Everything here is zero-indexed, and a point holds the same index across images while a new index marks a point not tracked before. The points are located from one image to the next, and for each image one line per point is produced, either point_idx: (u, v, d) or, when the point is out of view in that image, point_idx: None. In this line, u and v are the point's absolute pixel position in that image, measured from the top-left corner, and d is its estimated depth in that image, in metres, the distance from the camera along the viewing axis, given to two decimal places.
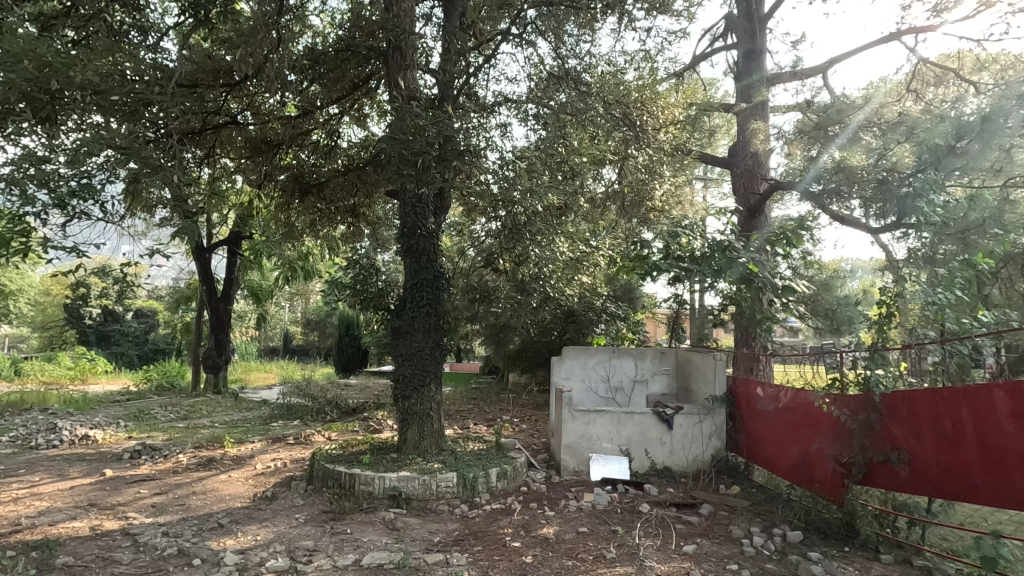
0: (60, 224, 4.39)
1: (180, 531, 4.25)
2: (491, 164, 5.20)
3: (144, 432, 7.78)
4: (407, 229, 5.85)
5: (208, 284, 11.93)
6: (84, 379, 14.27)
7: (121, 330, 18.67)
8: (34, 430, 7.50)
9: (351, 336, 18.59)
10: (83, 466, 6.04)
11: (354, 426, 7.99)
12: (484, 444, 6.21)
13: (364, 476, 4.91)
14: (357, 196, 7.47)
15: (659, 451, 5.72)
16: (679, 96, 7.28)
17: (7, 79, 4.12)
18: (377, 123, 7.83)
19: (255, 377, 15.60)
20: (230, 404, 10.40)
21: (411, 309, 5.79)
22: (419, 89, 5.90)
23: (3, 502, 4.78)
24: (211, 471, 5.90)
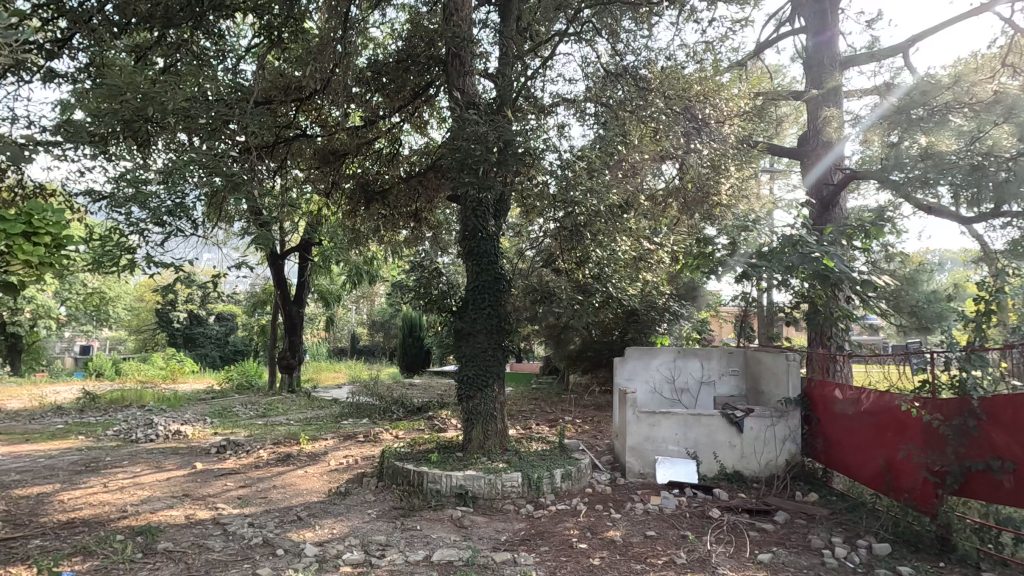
0: (160, 241, 4.87)
1: (264, 522, 4.52)
2: (550, 165, 5.21)
3: (229, 428, 8.33)
4: (468, 232, 5.95)
5: (282, 289, 12.61)
6: (174, 378, 15.43)
7: (206, 333, 20.05)
8: (134, 425, 8.18)
9: (414, 336, 19.12)
10: (177, 459, 6.54)
11: (420, 425, 8.21)
12: (547, 445, 6.22)
13: (431, 474, 5.04)
14: (419, 201, 7.68)
15: (728, 455, 5.54)
16: (745, 85, 6.97)
17: (112, 110, 4.55)
18: (437, 129, 8.01)
19: (326, 377, 16.34)
20: (304, 403, 10.96)
21: (473, 310, 5.89)
22: (478, 94, 5.99)
23: (111, 490, 5.26)
24: (289, 466, 6.23)
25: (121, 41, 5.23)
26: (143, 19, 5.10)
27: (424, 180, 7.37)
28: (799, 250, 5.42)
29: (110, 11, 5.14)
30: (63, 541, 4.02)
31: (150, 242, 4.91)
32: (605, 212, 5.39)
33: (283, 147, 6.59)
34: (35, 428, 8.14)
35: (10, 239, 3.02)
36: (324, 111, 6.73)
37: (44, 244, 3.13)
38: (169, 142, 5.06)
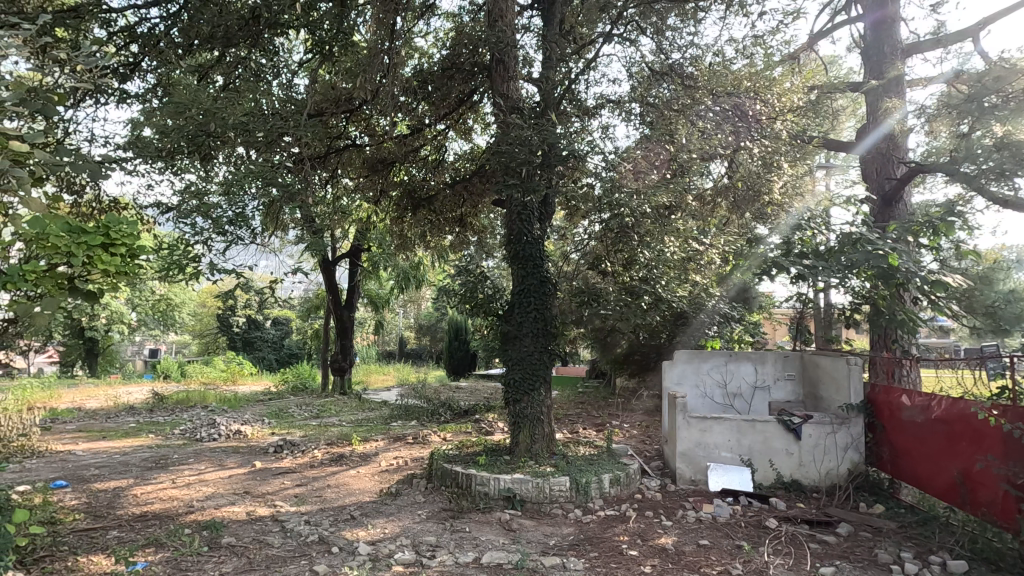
0: (222, 248, 5.18)
1: (319, 521, 4.67)
2: (595, 167, 5.17)
3: (285, 429, 8.66)
4: (513, 236, 5.98)
5: (333, 294, 13.02)
6: (233, 380, 16.18)
7: (262, 337, 20.93)
8: (199, 424, 8.63)
9: (460, 340, 19.32)
10: (238, 457, 6.85)
11: (468, 427, 8.29)
12: (595, 450, 6.16)
13: (479, 477, 5.07)
14: (464, 206, 7.79)
15: (785, 463, 5.33)
16: (798, 79, 6.71)
17: (179, 125, 4.83)
18: (481, 134, 8.09)
19: (375, 380, 16.74)
20: (355, 405, 11.27)
21: (519, 314, 5.91)
22: (522, 99, 6.02)
23: (179, 486, 5.57)
24: (342, 466, 6.42)
25: (185, 61, 5.54)
26: (205, 40, 5.40)
27: (469, 186, 7.46)
28: (860, 249, 5.17)
29: (174, 35, 5.47)
30: (137, 533, 4.28)
31: (213, 250, 5.25)
32: (653, 214, 5.30)
33: (334, 157, 6.82)
34: (111, 426, 8.71)
35: (91, 250, 3.26)
36: (372, 121, 6.93)
37: (120, 254, 3.35)
38: (229, 155, 5.33)
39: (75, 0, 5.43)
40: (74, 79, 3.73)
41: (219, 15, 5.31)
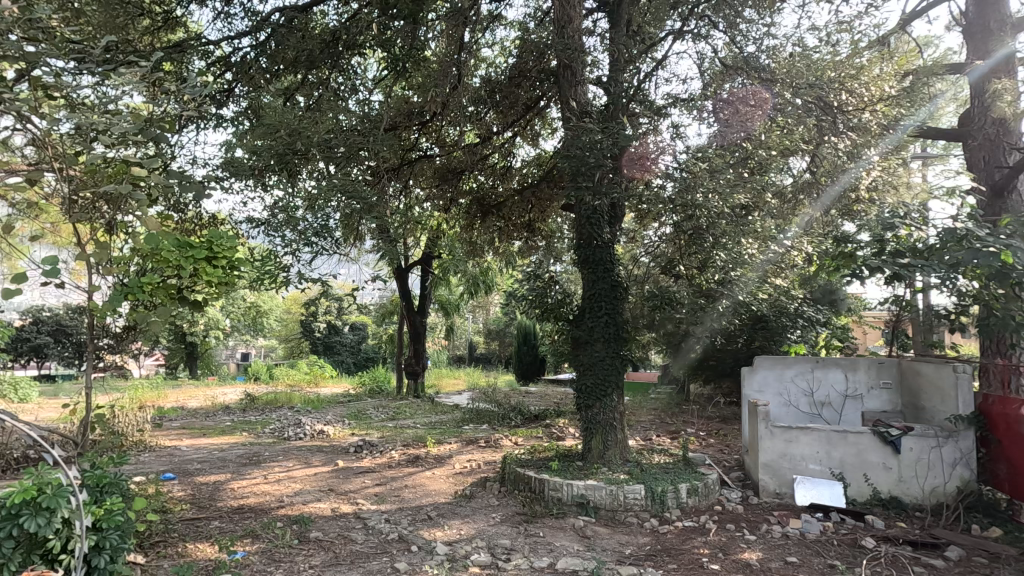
0: (309, 258, 5.40)
1: (398, 519, 4.85)
2: (664, 168, 5.03)
3: (364, 430, 9.04)
4: (583, 241, 5.96)
5: (406, 301, 13.48)
6: (316, 382, 17.09)
7: (342, 341, 22.01)
8: (286, 424, 9.19)
9: (529, 345, 19.43)
10: (322, 456, 7.24)
11: (538, 432, 8.32)
12: (670, 458, 5.99)
13: (552, 482, 5.07)
14: (533, 211, 7.87)
15: (883, 479, 4.95)
16: (889, 65, 6.26)
17: (269, 145, 5.20)
18: (548, 140, 8.14)
19: (446, 384, 17.14)
20: (428, 408, 11.59)
21: (590, 319, 5.87)
22: (590, 103, 5.99)
23: (270, 482, 5.96)
24: (418, 467, 6.62)
25: (273, 84, 5.94)
26: (290, 64, 5.80)
27: (537, 192, 7.57)
28: (967, 246, 4.72)
29: (262, 61, 5.85)
30: (236, 524, 4.62)
31: (300, 260, 5.45)
32: (729, 214, 5.10)
33: (407, 169, 7.00)
34: (210, 424, 9.46)
35: (196, 262, 3.64)
36: (443, 132, 7.14)
37: (221, 267, 3.74)
38: (312, 171, 5.66)
39: (179, 36, 5.98)
40: (181, 108, 4.13)
41: (302, 40, 5.75)
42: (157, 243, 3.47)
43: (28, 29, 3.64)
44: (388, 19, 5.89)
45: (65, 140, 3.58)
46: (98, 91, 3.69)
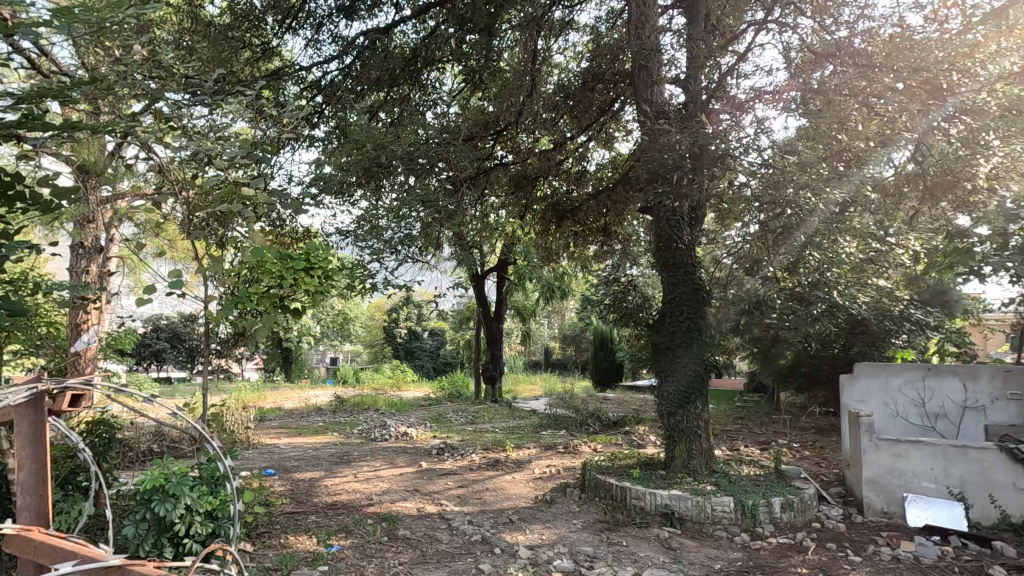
0: (394, 266, 5.79)
1: (481, 522, 4.93)
2: (747, 164, 4.74)
3: (445, 433, 9.30)
4: (663, 244, 5.81)
5: (484, 306, 13.71)
6: (398, 386, 17.79)
7: (421, 346, 22.78)
8: (373, 426, 9.62)
9: (605, 350, 19.11)
10: (407, 457, 7.52)
11: (618, 439, 8.18)
12: (761, 470, 5.69)
13: (635, 490, 4.96)
14: (609, 215, 7.80)
15: (1013, 501, 4.43)
16: (1010, 40, 5.63)
17: (357, 159, 5.50)
18: (623, 142, 8.04)
19: (523, 389, 17.23)
20: (506, 412, 11.71)
21: (671, 324, 5.70)
22: (667, 102, 5.86)
23: (360, 480, 6.26)
24: (499, 470, 6.71)
25: (359, 103, 6.29)
26: (374, 83, 6.13)
27: (613, 195, 7.48)
28: None
29: (348, 82, 6.20)
30: (331, 519, 4.89)
31: (386, 267, 5.83)
32: (823, 210, 4.80)
33: (484, 177, 7.03)
34: (305, 424, 10.09)
35: (296, 273, 3.99)
36: (517, 140, 7.22)
37: (318, 276, 4.07)
38: (395, 184, 5.95)
39: (276, 64, 6.48)
40: (280, 131, 4.47)
41: (385, 60, 6.05)
42: (263, 256, 3.83)
43: (151, 70, 4.10)
44: (463, 34, 6.07)
45: (182, 166, 3.99)
46: (209, 119, 4.09)
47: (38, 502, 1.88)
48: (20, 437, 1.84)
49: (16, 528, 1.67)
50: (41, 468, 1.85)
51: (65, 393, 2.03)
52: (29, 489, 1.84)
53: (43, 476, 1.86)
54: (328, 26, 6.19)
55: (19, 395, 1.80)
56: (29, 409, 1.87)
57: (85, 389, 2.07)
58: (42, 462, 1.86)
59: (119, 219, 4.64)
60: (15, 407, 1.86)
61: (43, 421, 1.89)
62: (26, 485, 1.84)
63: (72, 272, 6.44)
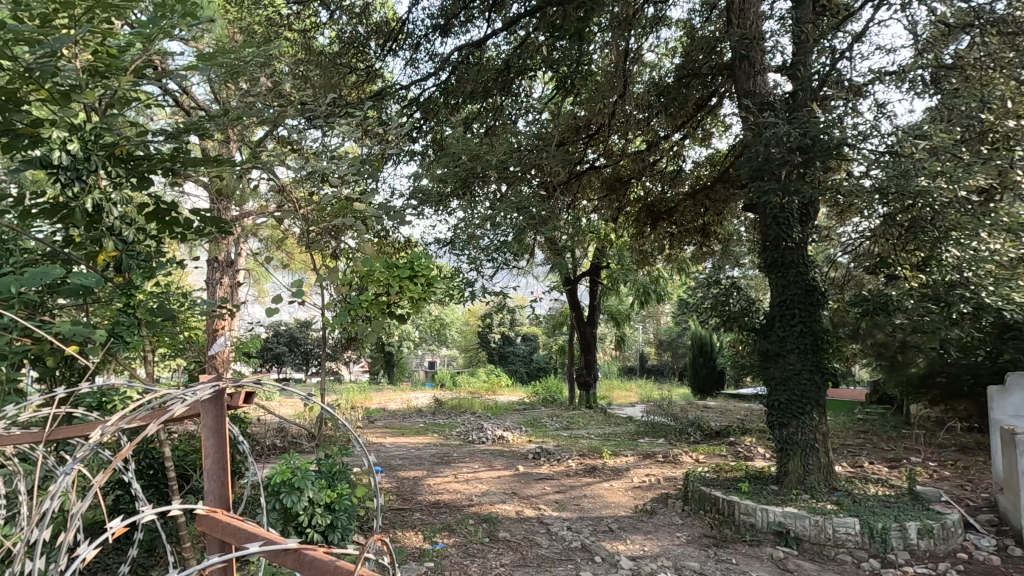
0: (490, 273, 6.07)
1: (581, 528, 4.89)
2: (866, 154, 4.33)
3: (541, 437, 9.34)
4: (770, 243, 5.45)
5: (577, 311, 13.66)
6: (493, 390, 18.14)
7: (515, 351, 23.12)
8: (471, 428, 9.88)
9: (705, 357, 18.24)
10: (504, 460, 7.64)
11: (721, 450, 7.77)
12: (891, 490, 5.15)
13: (744, 506, 4.68)
14: (707, 215, 7.50)
15: None
16: None
17: (456, 170, 5.70)
18: (721, 138, 7.72)
19: (618, 395, 16.90)
20: (601, 419, 11.53)
21: (781, 328, 5.32)
22: (771, 92, 5.53)
23: (461, 481, 6.46)
24: (596, 477, 6.62)
25: (454, 116, 6.53)
26: (468, 96, 6.34)
27: (711, 194, 7.16)
28: None
29: (444, 97, 6.46)
30: (435, 517, 5.09)
31: (483, 274, 6.11)
32: (961, 200, 4.28)
33: (576, 182, 7.02)
34: (408, 425, 10.60)
35: (402, 281, 4.30)
36: (609, 142, 7.12)
37: (421, 283, 4.38)
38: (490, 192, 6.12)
39: (378, 85, 6.90)
40: (385, 148, 4.77)
41: (479, 72, 6.26)
42: (373, 266, 4.15)
43: (275, 99, 4.54)
44: (553, 41, 6.09)
45: (300, 185, 4.36)
46: (324, 141, 4.45)
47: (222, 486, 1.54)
48: (203, 433, 1.49)
49: (204, 508, 1.43)
50: (223, 461, 1.48)
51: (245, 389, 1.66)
52: (213, 476, 1.50)
53: (226, 467, 1.49)
54: (425, 45, 6.51)
55: (203, 391, 1.45)
56: (212, 405, 1.52)
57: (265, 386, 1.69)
58: (226, 454, 1.50)
59: (247, 235, 5.15)
60: (201, 401, 1.53)
61: (227, 416, 1.53)
62: (210, 471, 1.51)
63: (210, 284, 7.26)
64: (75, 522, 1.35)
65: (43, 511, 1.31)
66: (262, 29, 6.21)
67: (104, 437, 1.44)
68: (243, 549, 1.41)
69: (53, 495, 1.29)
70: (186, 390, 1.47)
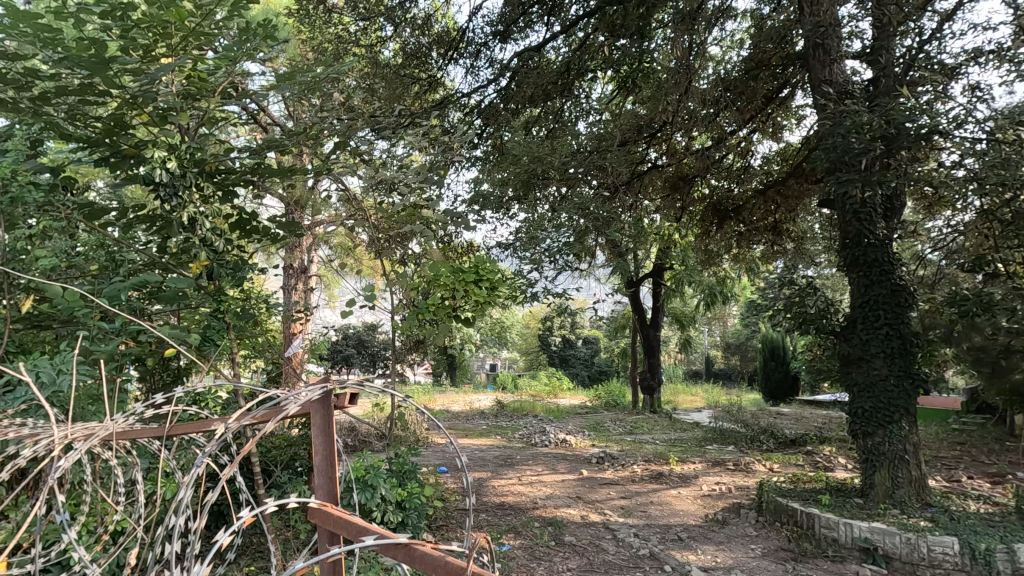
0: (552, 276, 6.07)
1: (648, 536, 4.79)
2: (962, 141, 3.99)
3: (604, 442, 9.22)
4: (851, 241, 5.14)
5: (639, 313, 13.38)
6: (554, 394, 18.09)
7: (576, 354, 22.95)
8: (533, 431, 9.90)
9: (777, 360, 17.39)
10: (568, 464, 7.59)
11: (797, 459, 7.38)
12: (995, 508, 4.71)
13: (825, 519, 4.43)
14: (778, 212, 7.17)
15: None
16: None
17: (517, 173, 5.74)
18: (793, 131, 7.38)
19: (683, 400, 16.42)
20: (666, 424, 11.24)
21: (864, 330, 5.00)
22: (850, 81, 5.24)
23: (525, 483, 6.48)
24: (663, 484, 6.45)
25: (514, 120, 6.58)
26: (528, 101, 6.37)
27: (784, 189, 6.83)
28: None
29: (505, 102, 6.52)
30: (501, 519, 5.14)
31: (545, 277, 6.13)
32: None
33: (638, 182, 6.90)
34: (472, 427, 10.75)
35: (467, 285, 4.36)
36: (673, 141, 6.97)
37: (486, 287, 4.40)
38: (551, 195, 6.13)
39: (440, 94, 7.06)
40: (448, 155, 4.87)
41: (540, 76, 6.27)
42: (439, 271, 4.24)
43: (346, 112, 4.74)
44: (614, 40, 5.97)
45: (369, 195, 4.53)
46: (392, 151, 4.60)
47: (330, 483, 1.55)
48: (312, 433, 1.49)
49: (315, 502, 1.43)
50: (331, 458, 1.49)
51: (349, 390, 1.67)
52: (322, 473, 1.50)
53: (335, 465, 1.49)
54: (485, 52, 6.58)
55: (313, 391, 1.45)
56: (320, 406, 1.52)
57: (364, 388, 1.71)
58: (335, 453, 1.50)
59: (320, 243, 5.40)
60: (310, 403, 1.54)
61: (334, 417, 1.53)
62: (319, 468, 1.52)
63: (286, 289, 7.67)
64: (206, 512, 1.41)
65: (180, 500, 1.36)
66: (332, 46, 6.51)
67: (228, 436, 1.47)
68: (350, 539, 1.42)
69: (186, 486, 1.34)
70: (299, 390, 1.47)
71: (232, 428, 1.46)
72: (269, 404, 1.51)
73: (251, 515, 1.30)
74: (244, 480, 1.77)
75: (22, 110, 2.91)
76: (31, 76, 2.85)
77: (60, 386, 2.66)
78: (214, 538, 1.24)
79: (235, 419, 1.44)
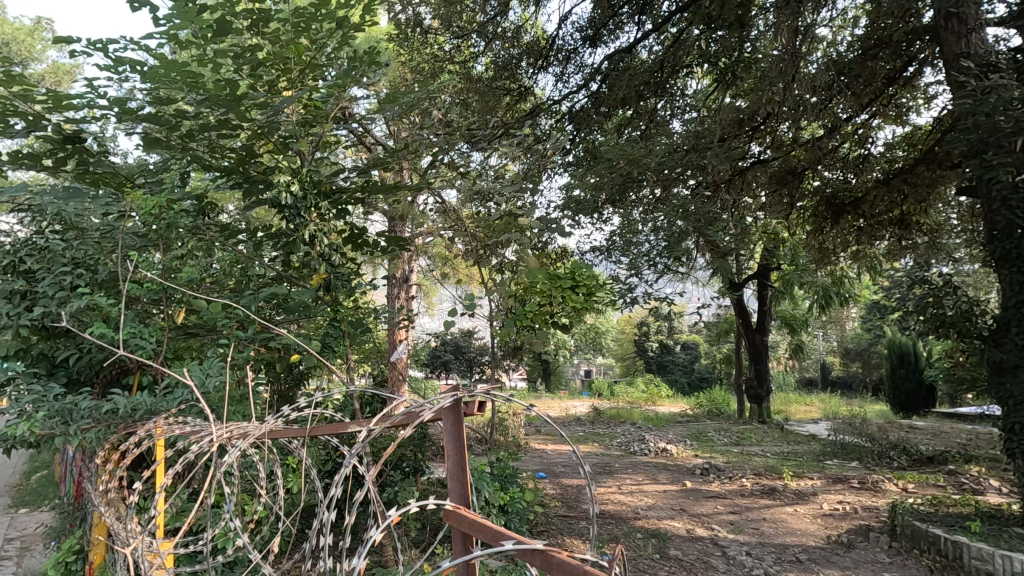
0: None
1: (762, 555, 4.48)
2: None
3: (708, 453, 8.79)
4: (1000, 232, 4.51)
5: (743, 317, 12.61)
6: (653, 402, 17.51)
7: (674, 360, 22.15)
8: (632, 439, 9.64)
9: (907, 368, 15.62)
10: (670, 474, 7.31)
11: (937, 480, 6.57)
12: None
13: (976, 550, 3.93)
14: (906, 203, 6.47)
15: None
16: None
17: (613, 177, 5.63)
18: (920, 112, 6.69)
19: (795, 410, 15.24)
20: (777, 436, 10.47)
21: (1019, 334, 4.38)
22: (993, 52, 4.66)
23: (625, 492, 6.33)
24: (776, 500, 6.02)
25: (606, 123, 6.52)
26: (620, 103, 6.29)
27: (911, 177, 6.16)
28: None
29: (596, 106, 6.48)
30: (602, 528, 5.06)
31: None
32: None
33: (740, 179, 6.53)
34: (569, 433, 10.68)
35: (564, 291, 4.38)
36: (778, 133, 6.55)
37: (584, 293, 4.39)
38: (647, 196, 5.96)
39: (531, 102, 7.17)
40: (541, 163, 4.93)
41: (632, 77, 6.16)
42: (536, 278, 4.30)
43: (443, 128, 4.95)
44: (710, 32, 5.67)
45: (466, 206, 4.68)
46: (487, 163, 4.75)
47: (461, 487, 1.57)
48: (445, 438, 1.54)
49: (452, 504, 1.46)
50: (463, 459, 1.52)
51: (472, 399, 1.73)
52: (454, 476, 1.53)
53: (467, 467, 1.52)
54: (575, 58, 6.63)
55: (445, 398, 1.51)
56: (450, 412, 1.57)
57: (486, 397, 1.76)
58: (466, 456, 1.54)
59: (419, 254, 5.64)
60: (438, 410, 1.59)
61: (464, 424, 1.57)
62: (451, 473, 1.55)
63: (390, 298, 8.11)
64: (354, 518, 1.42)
65: (330, 498, 1.44)
66: (428, 66, 6.82)
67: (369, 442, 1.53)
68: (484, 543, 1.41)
69: (337, 484, 1.42)
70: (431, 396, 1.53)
71: (373, 432, 1.53)
72: (403, 412, 1.58)
73: (399, 514, 1.29)
74: (373, 492, 1.68)
75: (174, 147, 3.33)
76: (180, 117, 3.25)
77: (208, 386, 3.00)
78: (368, 533, 1.26)
79: (374, 424, 1.51)
